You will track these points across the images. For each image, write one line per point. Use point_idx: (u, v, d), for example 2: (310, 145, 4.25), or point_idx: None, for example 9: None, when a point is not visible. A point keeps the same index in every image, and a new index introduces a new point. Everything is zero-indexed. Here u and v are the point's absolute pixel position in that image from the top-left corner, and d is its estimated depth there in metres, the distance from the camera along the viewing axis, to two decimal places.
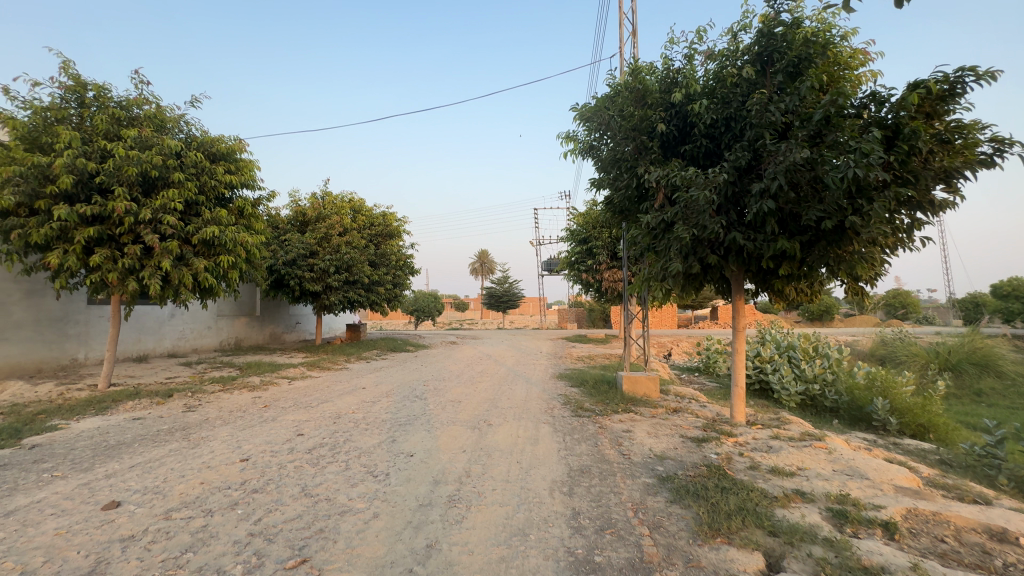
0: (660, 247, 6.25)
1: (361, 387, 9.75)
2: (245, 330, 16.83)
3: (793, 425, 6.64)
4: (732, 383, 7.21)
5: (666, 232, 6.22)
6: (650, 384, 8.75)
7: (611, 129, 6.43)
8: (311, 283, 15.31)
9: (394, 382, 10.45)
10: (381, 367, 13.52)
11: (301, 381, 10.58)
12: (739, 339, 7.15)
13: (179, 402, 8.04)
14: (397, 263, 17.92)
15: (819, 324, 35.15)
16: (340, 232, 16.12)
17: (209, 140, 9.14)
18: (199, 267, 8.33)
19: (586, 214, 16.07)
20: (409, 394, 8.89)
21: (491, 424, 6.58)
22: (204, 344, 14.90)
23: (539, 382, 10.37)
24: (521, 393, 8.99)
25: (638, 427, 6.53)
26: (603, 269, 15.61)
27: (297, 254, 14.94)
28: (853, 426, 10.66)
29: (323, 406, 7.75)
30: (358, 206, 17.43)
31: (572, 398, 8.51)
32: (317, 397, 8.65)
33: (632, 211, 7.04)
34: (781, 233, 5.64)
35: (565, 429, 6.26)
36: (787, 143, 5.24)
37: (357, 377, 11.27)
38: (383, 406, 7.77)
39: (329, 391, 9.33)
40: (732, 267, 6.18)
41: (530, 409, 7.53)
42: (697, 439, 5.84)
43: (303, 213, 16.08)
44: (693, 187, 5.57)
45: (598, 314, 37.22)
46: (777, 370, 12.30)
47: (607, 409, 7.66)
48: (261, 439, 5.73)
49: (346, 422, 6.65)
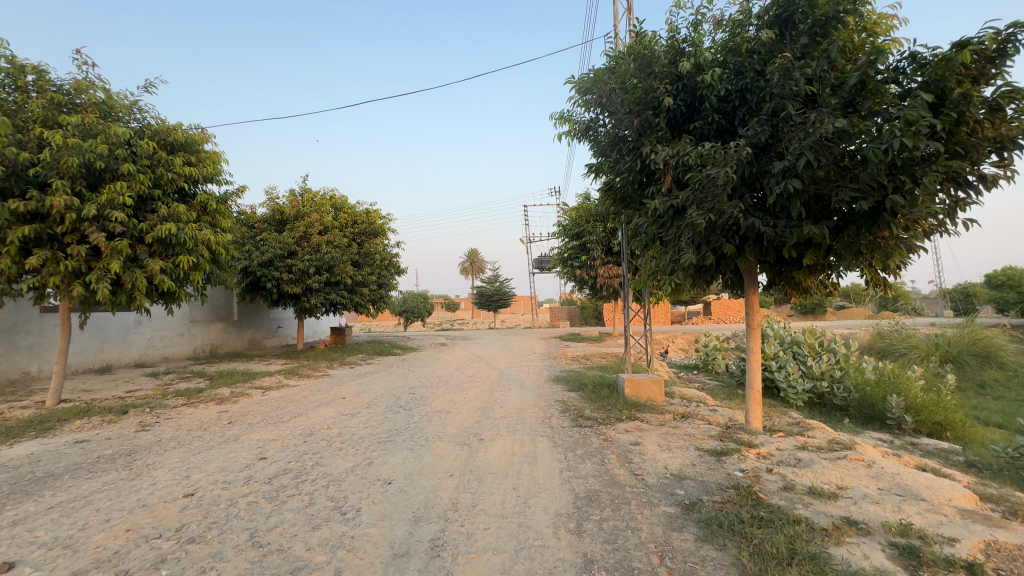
0: (670, 236, 5.57)
1: (340, 397, 8.94)
2: (220, 336, 15.89)
3: (816, 432, 6.00)
4: (747, 385, 6.57)
5: (675, 219, 5.55)
6: (654, 387, 8.11)
7: (612, 105, 5.72)
8: (290, 285, 14.43)
9: (378, 390, 9.65)
10: (365, 373, 12.69)
11: (277, 391, 9.74)
12: (754, 337, 6.51)
13: (134, 420, 7.18)
14: (382, 262, 17.08)
15: (813, 318, 34.87)
16: (320, 231, 15.25)
17: (165, 128, 8.28)
18: (154, 269, 7.47)
19: (578, 207, 15.37)
20: (392, 404, 8.11)
21: (482, 439, 5.83)
22: (175, 352, 13.97)
23: (534, 387, 9.65)
24: (516, 401, 8.25)
25: (648, 438, 5.85)
26: (597, 264, 14.91)
27: (274, 255, 14.04)
28: (865, 425, 10.08)
29: (296, 421, 6.95)
30: (339, 204, 16.56)
31: (571, 405, 7.81)
32: (290, 410, 7.84)
33: (635, 198, 6.36)
34: (806, 217, 5.01)
35: (566, 444, 5.55)
36: (817, 113, 4.57)
37: (338, 386, 10.47)
38: (363, 420, 7.00)
39: (305, 402, 8.52)
40: (750, 258, 5.54)
41: (525, 419, 6.81)
42: (716, 452, 5.17)
43: (281, 211, 15.19)
44: (710, 166, 4.87)
45: (590, 311, 36.57)
46: (782, 368, 11.64)
47: (610, 416, 6.98)
48: (216, 466, 4.94)
49: (318, 441, 5.87)
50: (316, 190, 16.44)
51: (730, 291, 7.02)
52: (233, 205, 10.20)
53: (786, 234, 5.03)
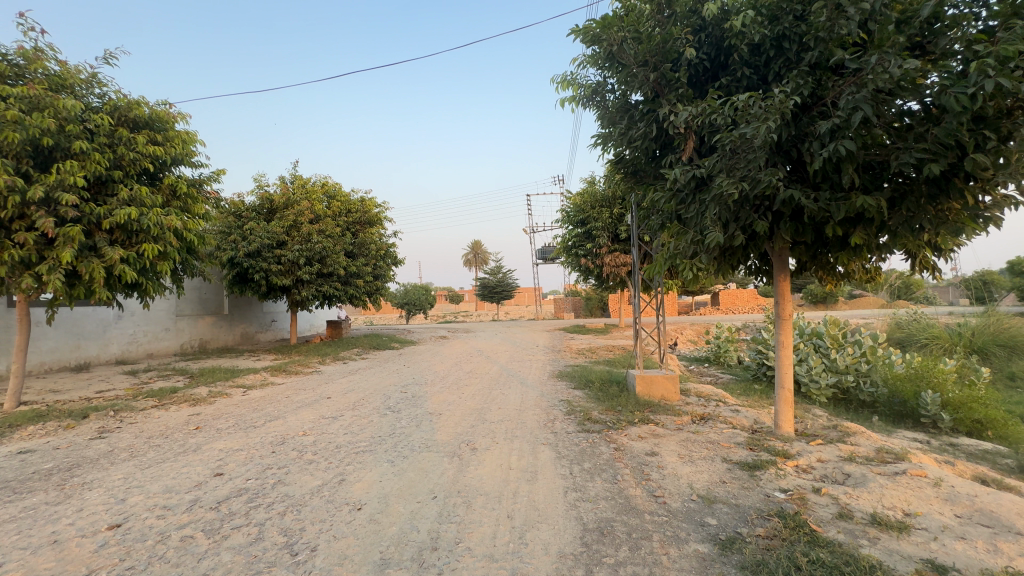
0: (692, 212, 4.80)
1: (325, 397, 8.20)
2: (210, 330, 15.26)
3: (860, 439, 5.22)
4: (777, 384, 5.80)
5: (699, 192, 4.76)
6: (668, 385, 7.38)
7: (624, 59, 4.88)
8: (279, 277, 13.71)
9: (368, 389, 8.91)
10: (358, 369, 11.95)
11: (259, 390, 9.03)
12: (785, 328, 5.71)
13: (93, 426, 6.49)
14: (377, 253, 16.31)
15: (824, 308, 33.86)
16: (312, 220, 14.50)
17: (126, 104, 7.49)
18: (114, 258, 6.72)
19: (583, 192, 14.48)
20: (380, 405, 7.37)
21: (475, 449, 5.08)
22: (160, 347, 13.35)
23: (537, 384, 8.88)
24: (516, 400, 7.49)
25: (666, 446, 5.07)
26: (603, 253, 14.04)
27: (261, 245, 13.31)
28: (896, 424, 9.28)
29: (270, 427, 6.24)
30: (331, 191, 15.77)
31: (577, 405, 7.04)
32: (267, 413, 7.12)
33: (649, 172, 5.58)
34: (857, 186, 4.23)
35: (572, 455, 4.81)
36: (877, 56, 3.75)
37: (326, 383, 9.77)
38: (344, 425, 6.28)
39: (285, 404, 7.79)
40: (785, 238, 4.77)
41: (526, 424, 6.05)
42: (747, 466, 4.39)
43: (270, 199, 14.43)
44: (744, 125, 4.07)
45: (595, 303, 35.82)
46: (804, 362, 10.78)
47: (619, 419, 6.24)
48: (162, 485, 4.22)
49: (288, 451, 5.14)
50: (307, 177, 15.65)
51: (755, 276, 6.26)
52: (208, 189, 9.43)
53: (832, 207, 4.25)
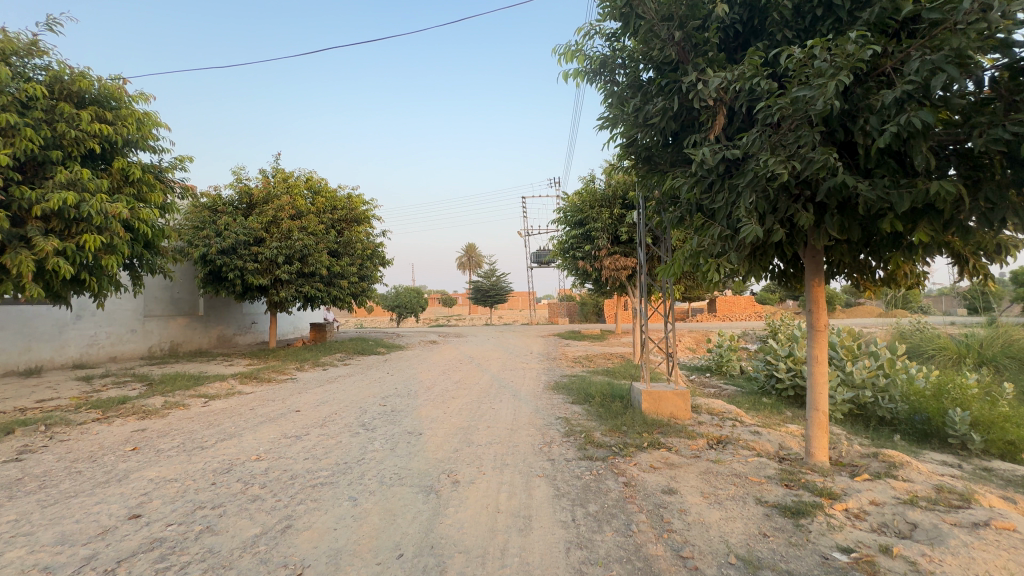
0: (720, 201, 4.01)
1: (294, 410, 7.30)
2: (183, 332, 14.30)
3: (912, 474, 4.42)
4: (808, 405, 5.03)
5: (731, 177, 3.97)
6: (677, 402, 6.57)
7: (643, 15, 4.09)
8: (255, 276, 12.77)
9: (343, 401, 8.01)
10: (337, 377, 11.01)
11: (223, 401, 8.09)
12: (820, 341, 4.93)
13: (13, 445, 5.54)
14: (363, 253, 15.44)
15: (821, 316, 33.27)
16: (293, 215, 13.60)
17: (70, 76, 6.65)
18: (46, 248, 5.83)
19: (581, 191, 13.68)
20: (353, 422, 6.50)
21: (457, 483, 4.22)
22: (125, 350, 12.40)
23: (531, 398, 8.05)
24: (507, 418, 6.64)
25: (685, 481, 4.25)
26: (602, 255, 13.18)
27: (236, 241, 12.40)
28: (919, 445, 8.52)
29: (219, 449, 5.34)
30: (316, 186, 14.89)
31: (577, 425, 6.20)
32: (223, 430, 6.21)
33: (665, 158, 4.76)
34: (924, 170, 3.52)
35: (574, 492, 3.96)
36: (971, 2, 3.00)
37: (299, 393, 8.87)
38: (308, 446, 5.40)
39: (246, 418, 6.88)
40: (830, 234, 4.03)
41: (518, 449, 5.19)
42: (790, 511, 3.57)
43: (249, 193, 13.55)
44: (795, 88, 3.28)
45: (590, 308, 35.06)
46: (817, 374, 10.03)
47: (626, 443, 5.43)
48: (57, 533, 3.33)
49: (231, 483, 4.25)
50: (289, 171, 14.75)
51: (779, 281, 5.52)
52: (170, 177, 8.58)
53: (893, 195, 3.53)
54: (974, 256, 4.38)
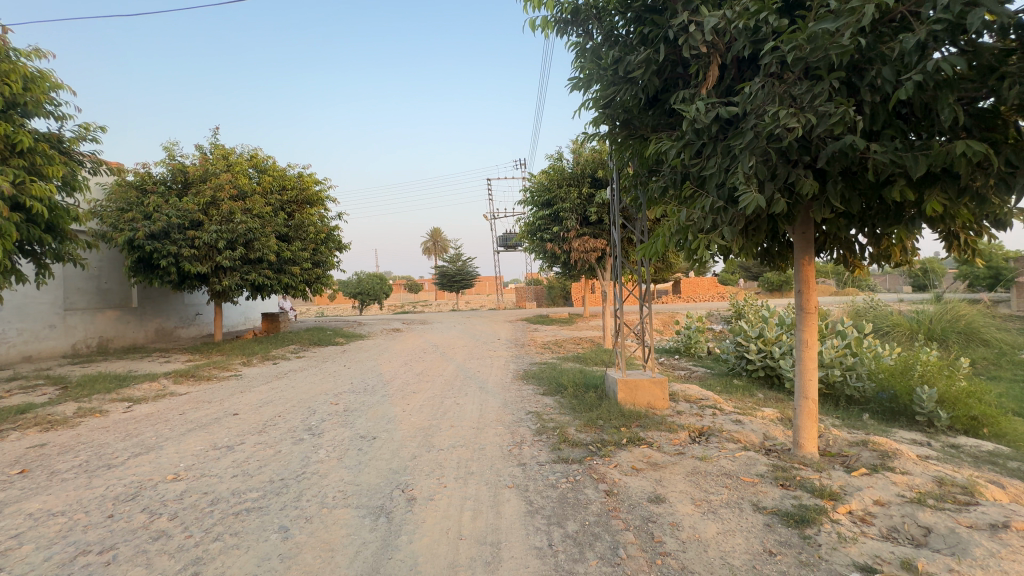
0: (714, 166, 3.49)
1: (231, 413, 6.45)
2: (113, 326, 12.94)
3: (911, 467, 4.09)
4: (797, 393, 4.66)
5: (725, 139, 3.47)
6: (654, 390, 6.15)
7: None
8: (192, 263, 11.54)
9: (290, 400, 7.19)
10: (287, 372, 10.10)
11: (150, 405, 7.13)
12: (810, 324, 4.53)
13: None
14: (317, 236, 14.33)
15: (780, 295, 34.17)
16: (234, 196, 12.37)
17: None
18: None
19: (549, 170, 13.06)
20: (297, 425, 5.74)
21: (414, 501, 3.60)
22: (42, 348, 11.02)
23: (499, 390, 7.47)
24: (473, 415, 6.03)
25: (672, 485, 3.78)
26: (570, 237, 12.64)
27: (168, 224, 11.14)
28: (888, 423, 8.47)
29: (129, 467, 4.50)
30: (261, 165, 13.64)
31: (549, 420, 5.68)
32: (142, 442, 5.33)
33: (645, 121, 4.21)
34: (941, 130, 3.10)
35: (549, 508, 3.40)
36: None
37: (241, 392, 7.98)
38: (239, 459, 4.63)
39: (173, 426, 5.99)
40: (831, 205, 3.58)
41: (485, 453, 4.60)
42: (793, 520, 3.14)
43: (183, 171, 12.22)
44: (811, 23, 2.76)
45: (558, 292, 34.82)
46: (788, 355, 9.87)
47: (604, 440, 4.92)
48: None
49: (133, 515, 3.47)
50: (230, 147, 13.42)
51: (764, 260, 5.11)
52: (77, 150, 7.46)
53: (909, 158, 3.09)
54: (969, 229, 4.05)
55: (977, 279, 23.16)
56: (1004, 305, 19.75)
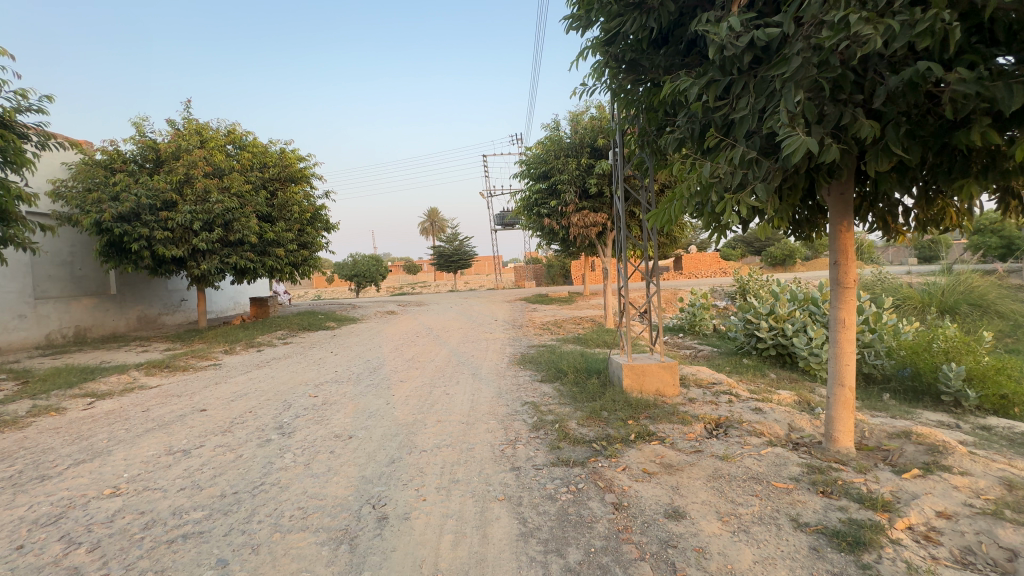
0: (745, 107, 2.82)
1: (198, 410, 5.86)
2: (91, 315, 12.33)
3: (970, 466, 3.49)
4: (831, 379, 4.07)
5: (759, 74, 2.81)
6: (663, 376, 5.56)
7: None
8: (167, 246, 10.83)
9: (266, 393, 6.61)
10: (270, 360, 9.52)
11: (114, 401, 6.55)
12: (848, 300, 3.89)
13: None
14: (302, 216, 13.58)
15: (783, 269, 33.51)
16: (210, 174, 11.58)
17: None
18: None
19: (545, 140, 12.24)
20: (267, 423, 5.16)
21: (385, 520, 3.02)
22: (13, 340, 10.44)
23: (493, 377, 6.86)
24: (463, 407, 5.44)
25: (692, 494, 3.19)
26: (569, 211, 11.89)
27: (138, 204, 10.40)
28: (911, 403, 7.89)
29: (64, 479, 3.90)
30: (240, 141, 12.80)
31: (547, 412, 5.10)
32: (90, 445, 4.74)
33: (657, 62, 3.63)
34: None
35: (546, 531, 2.81)
36: None
37: (215, 384, 7.39)
38: (192, 467, 4.04)
39: (131, 425, 5.40)
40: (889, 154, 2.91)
41: (474, 455, 4.00)
42: (845, 543, 2.56)
43: (154, 148, 11.42)
44: None
45: (557, 270, 34.12)
46: (802, 332, 9.25)
47: (609, 436, 4.33)
48: None
49: (47, 545, 2.89)
50: (205, 122, 12.56)
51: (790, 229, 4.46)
52: (19, 121, 6.85)
53: (1000, 87, 2.43)
54: None
55: (988, 250, 22.40)
56: (1017, 275, 19.06)
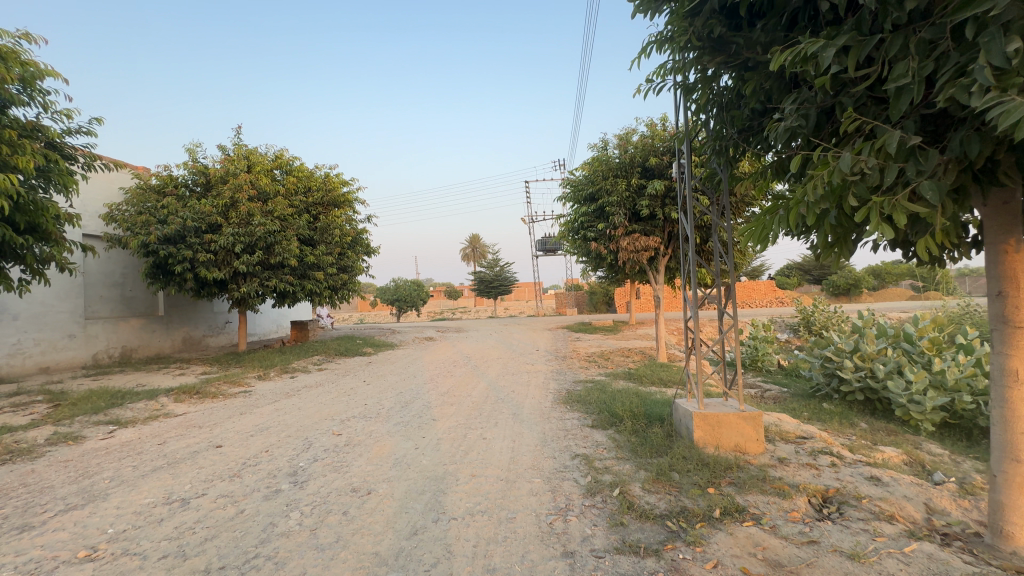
0: (905, 72, 2.03)
1: (213, 446, 5.35)
2: (138, 335, 12.49)
3: None
4: (997, 451, 3.00)
5: (924, 28, 2.02)
6: (742, 428, 4.56)
7: None
8: (209, 269, 10.83)
9: (289, 427, 6.07)
10: (301, 387, 9.09)
11: (134, 430, 6.18)
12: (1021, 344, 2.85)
13: None
14: (343, 239, 13.41)
15: (847, 300, 30.95)
16: (254, 197, 11.62)
17: None
18: None
19: (592, 160, 11.57)
20: (281, 468, 4.54)
21: None
22: (61, 360, 10.59)
23: (537, 419, 6.03)
24: (502, 457, 4.64)
25: None
26: (618, 234, 11.07)
27: (183, 227, 10.47)
28: None
29: (42, 531, 3.38)
30: (287, 165, 12.87)
31: (603, 470, 4.22)
32: (89, 486, 4.26)
33: (753, 39, 2.90)
34: None
35: None
36: None
37: (239, 415, 6.93)
38: (184, 525, 3.43)
39: (140, 461, 4.93)
40: None
41: (515, 530, 3.18)
42: None
43: (204, 173, 11.59)
44: None
45: (600, 298, 33.02)
46: (897, 374, 7.87)
47: (685, 510, 3.41)
48: None
49: None
50: (254, 147, 12.72)
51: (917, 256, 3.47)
52: (68, 143, 6.92)
53: None
54: None
55: None
56: None
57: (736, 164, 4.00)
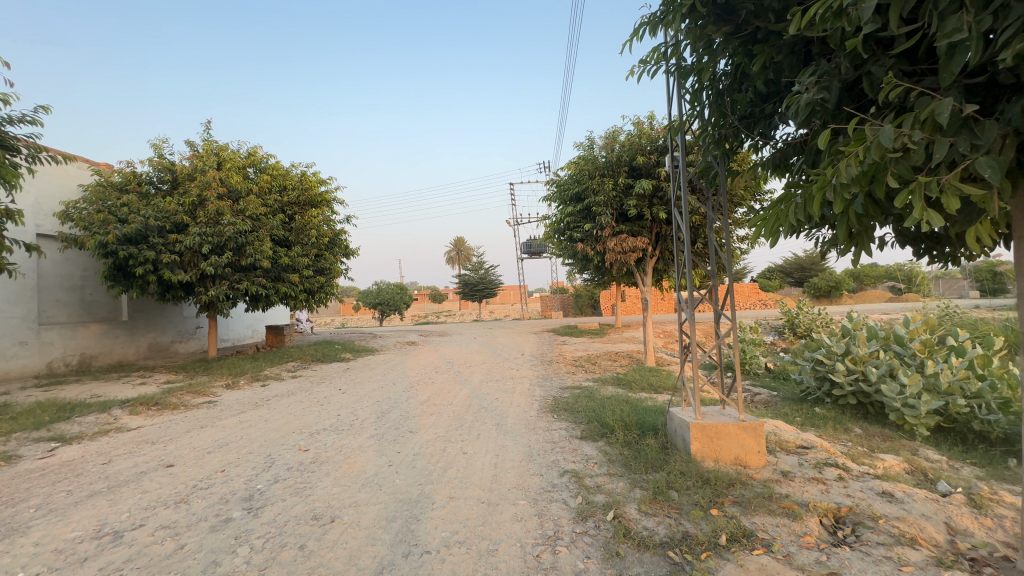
0: (958, 27, 1.70)
1: (164, 465, 4.82)
2: (99, 342, 11.75)
3: None
4: None
5: None
6: (742, 440, 4.23)
7: None
8: (175, 271, 10.20)
9: (252, 442, 5.57)
10: (271, 397, 8.55)
11: (78, 448, 5.60)
12: None
13: None
14: (320, 241, 12.86)
15: (828, 302, 31.28)
16: (224, 196, 11.02)
17: None
18: None
19: (578, 160, 11.25)
20: (236, 491, 4.06)
21: None
22: (11, 368, 9.84)
23: (522, 430, 5.63)
24: (484, 475, 4.23)
25: None
26: (605, 235, 10.75)
27: (145, 226, 9.83)
28: None
29: None
30: (260, 163, 12.28)
31: (594, 489, 3.84)
32: (11, 516, 3.72)
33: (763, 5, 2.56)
34: None
35: None
36: None
37: (200, 428, 6.39)
38: (111, 565, 2.93)
39: (78, 485, 4.40)
40: None
41: (497, 566, 2.77)
42: None
43: (170, 169, 10.96)
44: None
45: (586, 301, 32.80)
46: (891, 378, 7.63)
47: (688, 537, 3.05)
48: None
49: None
50: (224, 144, 12.10)
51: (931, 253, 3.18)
52: (10, 133, 6.32)
53: None
54: None
55: None
56: None
57: (734, 155, 3.68)
